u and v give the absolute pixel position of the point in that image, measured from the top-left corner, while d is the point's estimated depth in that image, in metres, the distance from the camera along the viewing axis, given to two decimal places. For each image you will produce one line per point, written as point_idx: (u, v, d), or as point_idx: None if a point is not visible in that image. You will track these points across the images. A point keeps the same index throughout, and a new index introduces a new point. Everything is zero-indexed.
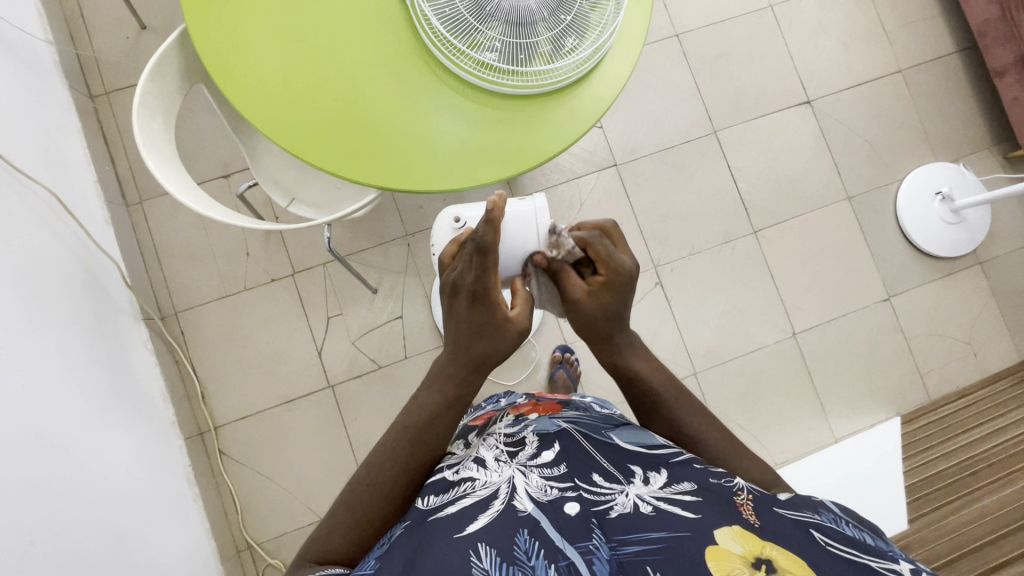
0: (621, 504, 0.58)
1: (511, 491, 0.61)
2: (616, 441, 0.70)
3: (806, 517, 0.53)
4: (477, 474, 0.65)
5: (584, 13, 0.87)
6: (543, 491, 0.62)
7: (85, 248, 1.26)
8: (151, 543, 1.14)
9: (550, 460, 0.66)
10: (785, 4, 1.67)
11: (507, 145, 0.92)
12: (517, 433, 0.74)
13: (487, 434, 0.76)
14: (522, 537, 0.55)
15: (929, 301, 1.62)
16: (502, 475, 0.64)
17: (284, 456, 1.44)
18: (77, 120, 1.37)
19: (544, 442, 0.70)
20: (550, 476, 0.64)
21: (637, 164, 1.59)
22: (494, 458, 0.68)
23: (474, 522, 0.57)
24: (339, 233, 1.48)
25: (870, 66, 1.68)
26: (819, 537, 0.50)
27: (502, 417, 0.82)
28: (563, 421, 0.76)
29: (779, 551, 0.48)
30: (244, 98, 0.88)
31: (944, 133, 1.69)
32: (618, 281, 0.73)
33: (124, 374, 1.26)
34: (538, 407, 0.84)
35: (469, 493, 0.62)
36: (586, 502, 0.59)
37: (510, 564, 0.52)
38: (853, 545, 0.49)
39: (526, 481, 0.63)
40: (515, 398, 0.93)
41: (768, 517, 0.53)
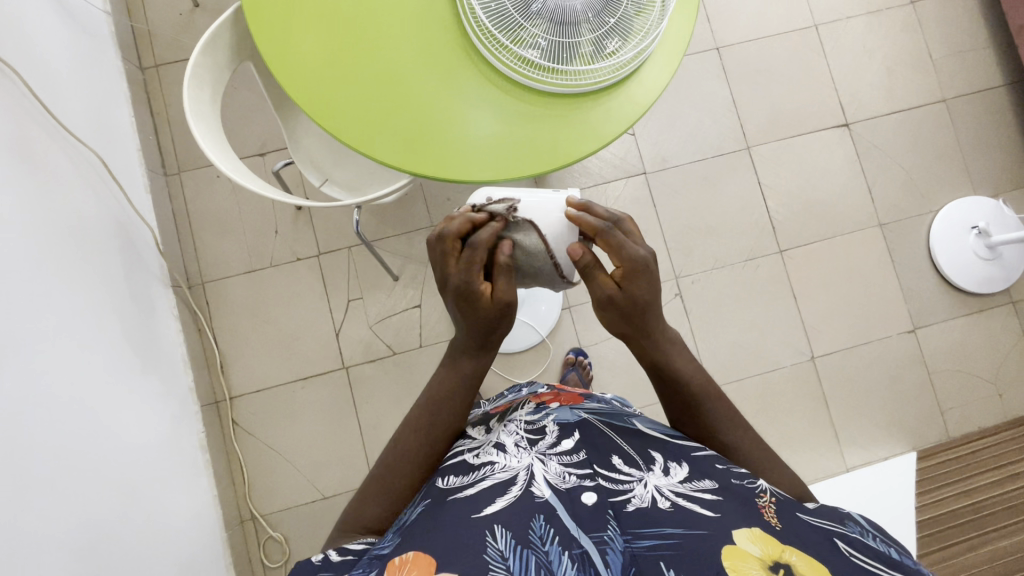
0: (639, 497, 0.59)
1: (530, 476, 0.63)
2: (639, 427, 0.73)
3: (831, 527, 0.54)
4: (497, 459, 0.66)
5: (628, 17, 0.88)
6: (561, 478, 0.63)
7: (124, 213, 1.30)
8: (159, 503, 1.17)
9: (570, 448, 0.67)
10: (830, 25, 1.65)
11: (540, 142, 0.93)
12: (537, 421, 0.74)
13: (508, 419, 0.77)
14: (538, 522, 0.57)
15: (955, 337, 1.58)
16: (521, 461, 0.65)
17: (293, 432, 1.46)
18: (126, 90, 1.43)
19: (565, 430, 0.71)
20: (569, 463, 0.65)
21: (667, 174, 1.58)
22: (514, 443, 0.69)
23: (491, 505, 0.59)
24: (366, 218, 1.51)
25: (913, 93, 1.65)
26: (843, 546, 0.51)
27: (524, 403, 0.83)
28: (585, 412, 0.77)
29: (798, 557, 0.49)
30: (289, 76, 0.91)
31: (985, 166, 1.65)
32: (640, 268, 0.70)
33: (149, 337, 1.29)
34: (560, 397, 0.84)
35: (488, 476, 0.64)
36: (603, 492, 0.61)
37: (524, 548, 0.54)
38: (877, 559, 0.50)
39: (544, 468, 0.64)
40: (537, 387, 0.94)
41: (791, 521, 0.54)
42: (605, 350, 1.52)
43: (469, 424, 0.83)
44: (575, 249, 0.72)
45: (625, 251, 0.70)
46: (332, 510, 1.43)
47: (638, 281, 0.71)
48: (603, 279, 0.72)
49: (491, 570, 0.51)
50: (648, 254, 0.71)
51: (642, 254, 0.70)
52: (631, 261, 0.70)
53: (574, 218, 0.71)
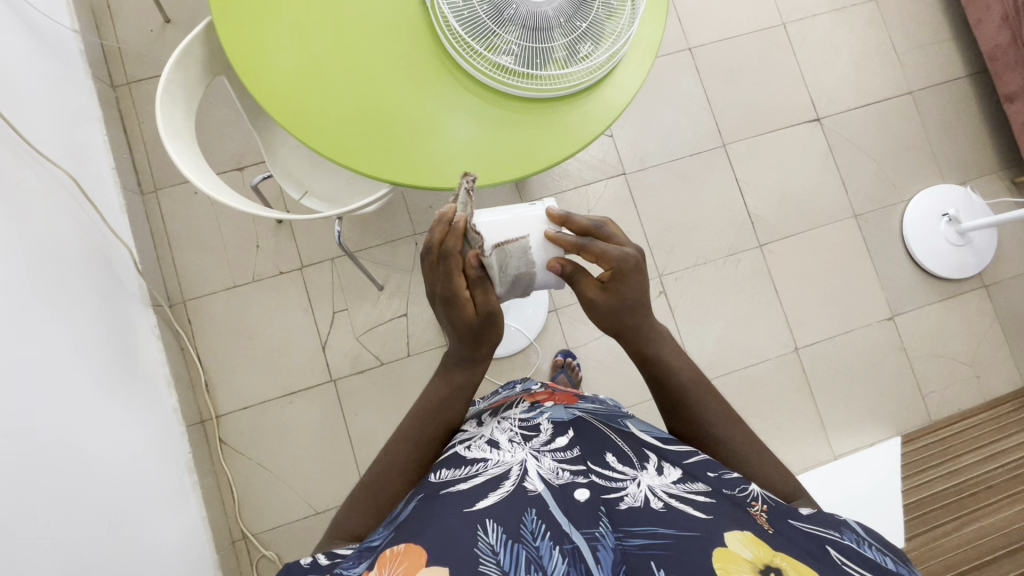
0: (632, 495, 0.60)
1: (523, 473, 0.63)
2: (632, 429, 0.73)
3: (825, 533, 0.54)
4: (490, 456, 0.67)
5: (599, 21, 0.89)
6: (555, 474, 0.64)
7: (100, 233, 1.28)
8: (147, 528, 1.15)
9: (564, 445, 0.68)
10: (798, 23, 1.69)
11: (519, 146, 0.94)
12: (531, 419, 0.74)
13: (501, 417, 0.77)
14: (529, 517, 0.57)
15: (933, 322, 1.62)
16: (515, 457, 0.66)
17: (283, 448, 1.44)
18: (98, 109, 1.40)
19: (559, 428, 0.72)
20: (562, 459, 0.66)
21: (646, 174, 1.60)
22: (508, 440, 0.70)
23: (484, 500, 0.59)
24: (348, 229, 1.50)
25: (880, 87, 1.70)
26: (835, 555, 0.51)
27: (519, 401, 0.82)
28: (579, 411, 0.77)
29: (786, 562, 0.49)
30: (263, 90, 0.90)
31: (952, 155, 1.70)
32: (627, 266, 0.73)
33: (130, 359, 1.27)
34: (553, 396, 0.84)
35: (482, 472, 0.64)
36: (596, 489, 0.62)
37: (515, 542, 0.54)
38: (869, 568, 0.50)
39: (538, 464, 0.65)
40: (530, 385, 0.94)
41: (782, 528, 0.55)
42: (593, 351, 1.53)
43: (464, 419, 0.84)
44: (555, 264, 0.73)
45: (610, 256, 0.72)
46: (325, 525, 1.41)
47: (629, 276, 0.74)
48: (590, 283, 0.75)
49: (481, 564, 0.52)
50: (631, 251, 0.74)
51: (626, 254, 0.73)
52: (619, 261, 0.72)
53: (555, 238, 0.71)
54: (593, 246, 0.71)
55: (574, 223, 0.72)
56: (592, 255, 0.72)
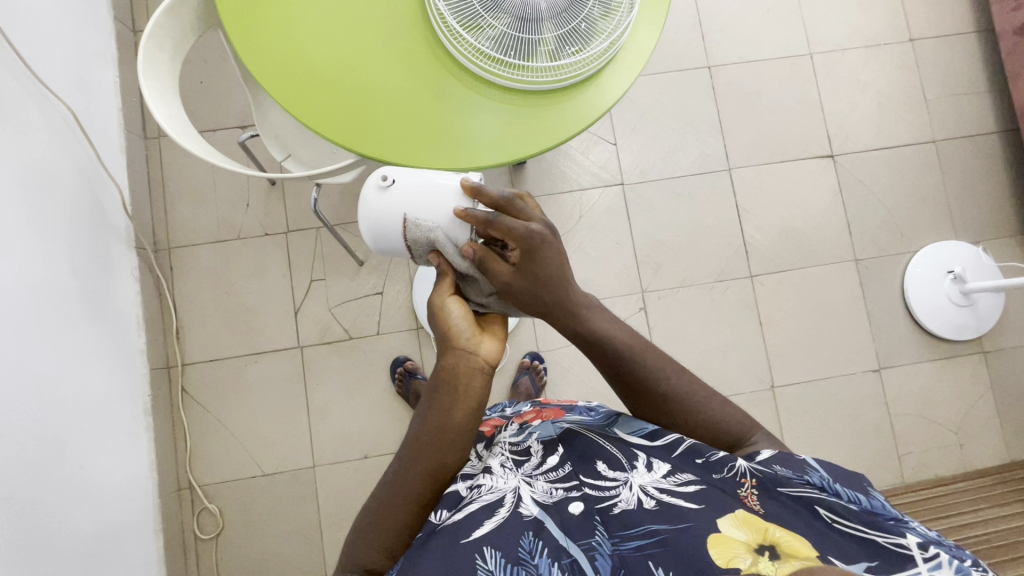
0: (625, 500, 0.65)
1: (518, 498, 0.67)
2: (622, 433, 0.73)
3: (807, 493, 0.59)
4: (483, 480, 0.68)
5: (592, 19, 0.89)
6: (548, 494, 0.68)
7: (93, 168, 1.31)
8: (90, 460, 1.17)
9: (555, 463, 0.73)
10: (826, 55, 1.64)
11: (496, 135, 0.93)
12: (522, 441, 0.78)
13: (493, 442, 0.80)
14: (527, 538, 0.62)
15: (921, 381, 1.55)
16: (508, 483, 0.69)
17: (241, 406, 1.45)
18: (114, 50, 1.44)
19: (548, 446, 0.75)
20: (555, 479, 0.70)
21: (644, 188, 1.57)
22: (501, 464, 0.72)
23: (479, 529, 0.62)
24: (336, 201, 1.50)
25: (903, 131, 1.63)
26: (824, 514, 0.58)
27: (507, 424, 0.86)
28: (568, 423, 0.80)
29: (781, 532, 0.56)
30: (250, 49, 0.91)
31: (969, 212, 1.62)
32: (533, 244, 0.71)
33: (105, 295, 1.30)
34: (542, 413, 0.87)
35: (476, 498, 0.65)
36: (590, 500, 0.67)
37: (515, 565, 0.59)
38: (855, 518, 0.56)
39: (531, 488, 0.69)
40: (519, 406, 0.97)
41: (771, 504, 0.60)
42: (565, 357, 1.51)
43: None
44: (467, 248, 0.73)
45: (515, 233, 0.71)
46: (271, 487, 1.42)
47: (538, 255, 0.71)
48: (502, 268, 0.71)
49: None
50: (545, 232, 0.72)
51: (534, 231, 0.71)
52: (523, 237, 0.71)
53: (464, 215, 0.73)
54: (499, 221, 0.72)
55: (485, 198, 0.73)
56: (499, 232, 0.72)
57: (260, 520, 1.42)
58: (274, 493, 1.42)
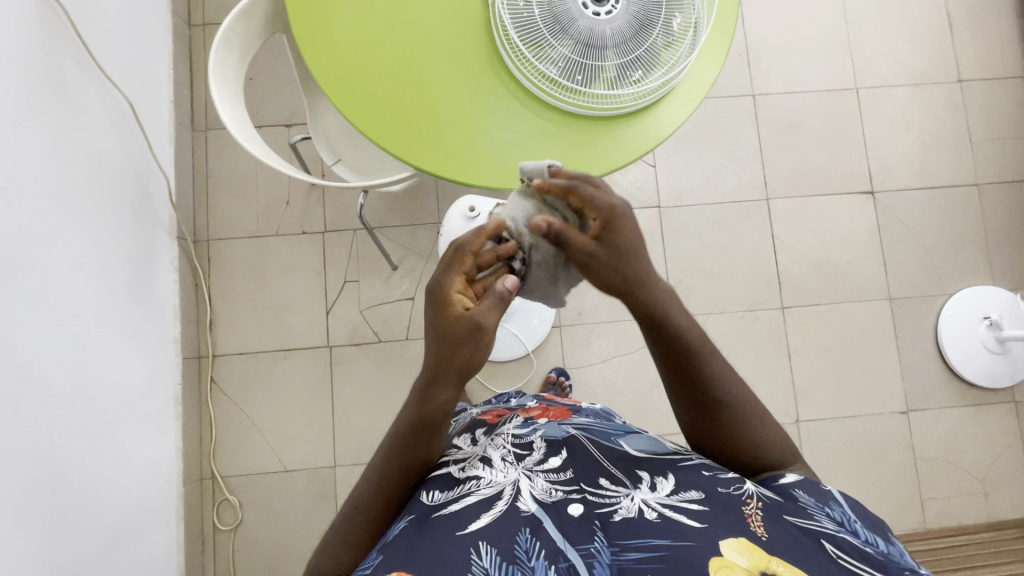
0: (626, 508, 0.62)
1: (516, 492, 0.66)
2: (626, 448, 0.73)
3: (817, 527, 0.58)
4: (483, 474, 0.69)
5: (655, 49, 0.90)
6: (548, 493, 0.66)
7: (144, 158, 1.33)
8: (120, 445, 1.19)
9: (557, 465, 0.70)
10: (872, 90, 1.63)
11: (550, 156, 0.93)
12: (525, 436, 0.76)
13: (495, 433, 0.80)
14: (523, 537, 0.60)
15: (949, 425, 1.53)
16: (507, 476, 0.68)
17: (266, 401, 1.47)
18: (169, 43, 1.47)
19: (552, 447, 0.73)
20: (556, 480, 0.68)
21: (681, 211, 1.57)
22: (501, 458, 0.71)
23: (476, 522, 0.62)
24: (374, 204, 1.52)
25: (946, 172, 1.62)
26: (831, 549, 0.56)
27: (513, 418, 0.86)
28: (573, 427, 0.79)
29: (782, 567, 0.53)
30: (316, 55, 0.93)
31: (1009, 258, 1.60)
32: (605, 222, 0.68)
33: (146, 283, 1.32)
34: (548, 412, 0.87)
35: (473, 491, 0.66)
36: (590, 504, 0.63)
37: (509, 563, 0.58)
38: (864, 561, 0.55)
39: (530, 484, 0.67)
40: (525, 401, 0.97)
41: (777, 529, 0.57)
42: (590, 375, 1.51)
43: (457, 432, 0.86)
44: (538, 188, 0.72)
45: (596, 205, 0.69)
46: (290, 484, 1.44)
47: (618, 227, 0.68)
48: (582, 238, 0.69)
49: None
50: (620, 204, 0.69)
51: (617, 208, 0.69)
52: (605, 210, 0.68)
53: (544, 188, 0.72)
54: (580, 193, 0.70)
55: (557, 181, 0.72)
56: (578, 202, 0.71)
57: (277, 515, 1.43)
58: (293, 489, 1.44)
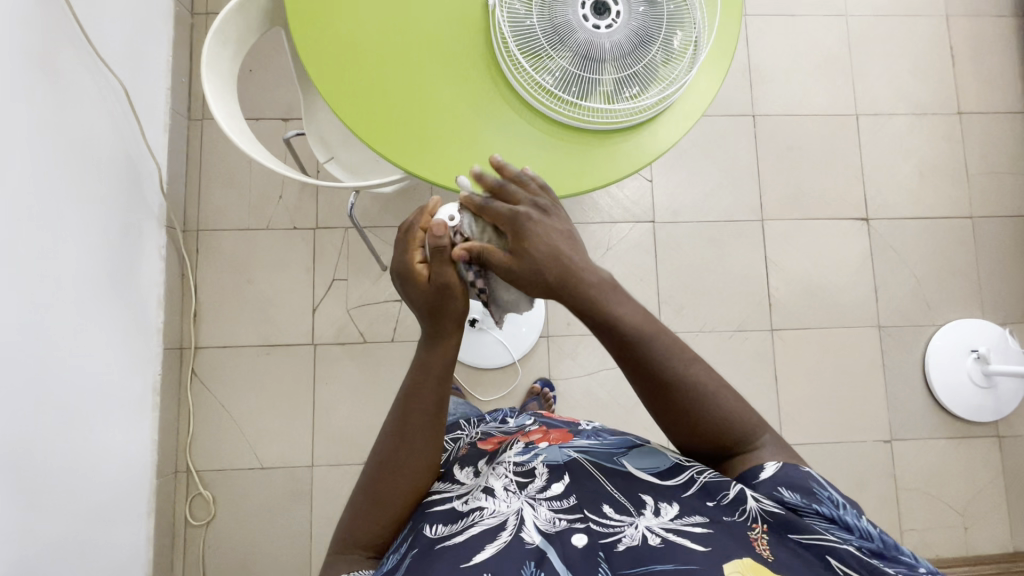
0: (630, 536, 0.61)
1: (520, 523, 0.64)
2: (630, 468, 0.71)
3: (824, 541, 0.57)
4: (486, 503, 0.68)
5: (652, 66, 0.90)
6: (551, 523, 0.64)
7: (136, 145, 1.32)
8: (93, 434, 1.17)
9: (559, 492, 0.68)
10: (871, 117, 1.63)
11: (542, 167, 0.92)
12: (527, 462, 0.74)
13: (496, 461, 0.77)
14: (528, 568, 0.58)
15: (932, 457, 1.52)
16: (511, 506, 0.66)
17: (247, 397, 1.45)
18: (170, 30, 1.46)
19: (554, 472, 0.71)
20: (559, 508, 0.66)
21: (674, 228, 1.57)
22: (504, 487, 0.69)
23: (480, 553, 0.60)
24: (368, 204, 1.51)
25: (941, 203, 1.62)
26: (837, 565, 0.56)
27: (512, 442, 0.82)
28: (574, 450, 0.77)
29: None
30: (311, 49, 0.92)
31: (999, 292, 1.60)
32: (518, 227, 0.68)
33: (131, 272, 1.30)
34: (549, 435, 0.83)
35: (477, 522, 0.65)
36: (594, 534, 0.62)
37: None
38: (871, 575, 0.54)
39: (534, 514, 0.65)
40: (524, 423, 0.95)
41: (783, 554, 0.57)
42: (575, 388, 1.50)
43: (458, 460, 0.83)
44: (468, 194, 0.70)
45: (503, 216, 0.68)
46: (266, 482, 1.42)
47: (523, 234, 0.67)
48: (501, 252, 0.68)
49: None
50: (523, 209, 0.68)
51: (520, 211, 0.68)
52: (509, 217, 0.68)
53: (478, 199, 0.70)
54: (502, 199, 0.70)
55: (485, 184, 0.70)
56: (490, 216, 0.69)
57: (252, 514, 1.41)
58: (269, 488, 1.42)
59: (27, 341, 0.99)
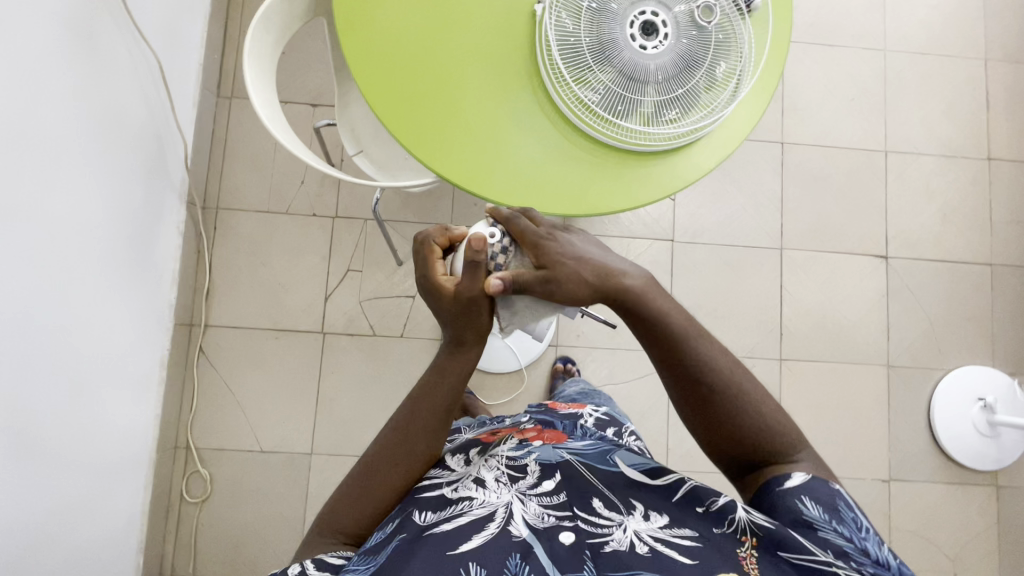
0: (618, 540, 0.60)
1: (508, 516, 0.64)
2: (619, 467, 0.72)
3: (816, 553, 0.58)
4: (475, 494, 0.68)
5: (695, 91, 0.89)
6: (540, 518, 0.63)
7: (165, 119, 1.31)
8: (101, 405, 1.17)
9: (551, 488, 0.68)
10: (901, 155, 1.62)
11: (573, 183, 0.92)
12: (519, 458, 0.74)
13: (489, 454, 0.78)
14: (514, 561, 0.58)
15: (928, 501, 1.52)
16: (500, 498, 0.67)
17: (252, 379, 1.45)
18: (207, 5, 1.45)
19: (546, 470, 0.71)
20: (549, 505, 0.65)
21: (693, 248, 1.56)
22: (495, 479, 0.70)
23: (468, 543, 0.60)
24: (389, 197, 1.50)
25: (963, 248, 1.61)
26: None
27: (506, 438, 0.83)
28: (567, 452, 0.76)
29: None
30: (354, 43, 0.91)
31: (1012, 343, 1.59)
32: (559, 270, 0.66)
33: (149, 245, 1.30)
34: (543, 434, 0.83)
35: (466, 512, 0.65)
36: (582, 532, 0.62)
37: None
38: None
39: (523, 508, 0.65)
40: (519, 420, 0.95)
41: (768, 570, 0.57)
42: None
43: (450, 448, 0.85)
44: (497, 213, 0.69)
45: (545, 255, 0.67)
46: (264, 465, 1.42)
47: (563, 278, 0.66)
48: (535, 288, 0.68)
49: None
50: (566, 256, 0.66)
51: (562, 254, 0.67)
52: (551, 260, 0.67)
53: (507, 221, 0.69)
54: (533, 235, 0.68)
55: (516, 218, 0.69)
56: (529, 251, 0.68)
57: (247, 496, 1.41)
58: (266, 471, 1.42)
59: (45, 312, 0.99)
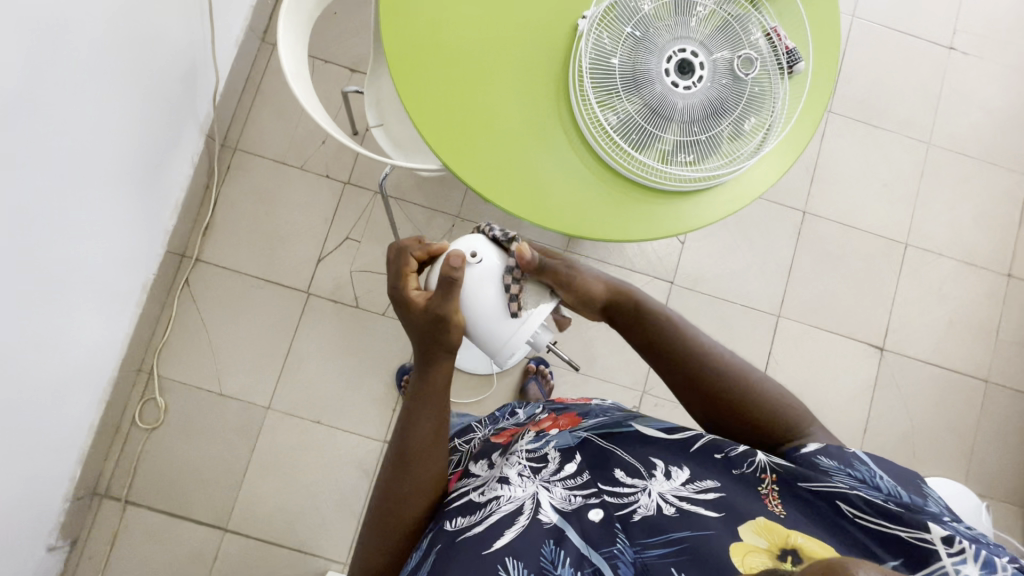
0: (645, 506, 0.61)
1: (536, 505, 0.64)
2: (638, 431, 0.72)
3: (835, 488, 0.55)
4: (501, 491, 0.67)
5: (719, 138, 0.87)
6: (566, 501, 0.65)
7: (203, 50, 1.32)
8: (81, 311, 1.17)
9: (574, 471, 0.69)
10: (919, 251, 1.59)
11: (577, 203, 0.91)
12: (539, 447, 0.73)
13: (511, 450, 0.75)
14: (548, 547, 0.60)
15: None
16: (526, 490, 0.66)
17: (229, 321, 1.46)
18: None
19: (566, 454, 0.72)
20: (573, 487, 0.66)
21: (689, 295, 1.54)
22: (518, 474, 0.69)
23: (501, 538, 0.61)
24: (403, 176, 1.50)
25: (960, 358, 1.57)
26: (852, 511, 0.54)
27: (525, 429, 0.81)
28: (586, 429, 0.75)
29: (805, 538, 0.52)
30: (392, 19, 0.91)
31: (989, 464, 1.55)
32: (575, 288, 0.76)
33: (160, 168, 1.31)
34: (559, 419, 0.81)
35: (496, 510, 0.64)
36: (609, 506, 0.63)
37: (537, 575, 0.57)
38: (884, 514, 0.52)
39: (550, 495, 0.66)
40: (535, 410, 0.91)
41: (795, 506, 0.56)
42: None
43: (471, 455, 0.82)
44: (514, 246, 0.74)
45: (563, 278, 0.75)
46: (220, 409, 1.42)
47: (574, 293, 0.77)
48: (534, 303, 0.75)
49: None
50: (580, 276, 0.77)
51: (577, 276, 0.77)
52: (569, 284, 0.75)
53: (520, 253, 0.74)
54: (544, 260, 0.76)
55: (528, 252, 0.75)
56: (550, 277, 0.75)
57: (197, 434, 1.41)
58: (219, 414, 1.42)
59: (47, 204, 0.99)
